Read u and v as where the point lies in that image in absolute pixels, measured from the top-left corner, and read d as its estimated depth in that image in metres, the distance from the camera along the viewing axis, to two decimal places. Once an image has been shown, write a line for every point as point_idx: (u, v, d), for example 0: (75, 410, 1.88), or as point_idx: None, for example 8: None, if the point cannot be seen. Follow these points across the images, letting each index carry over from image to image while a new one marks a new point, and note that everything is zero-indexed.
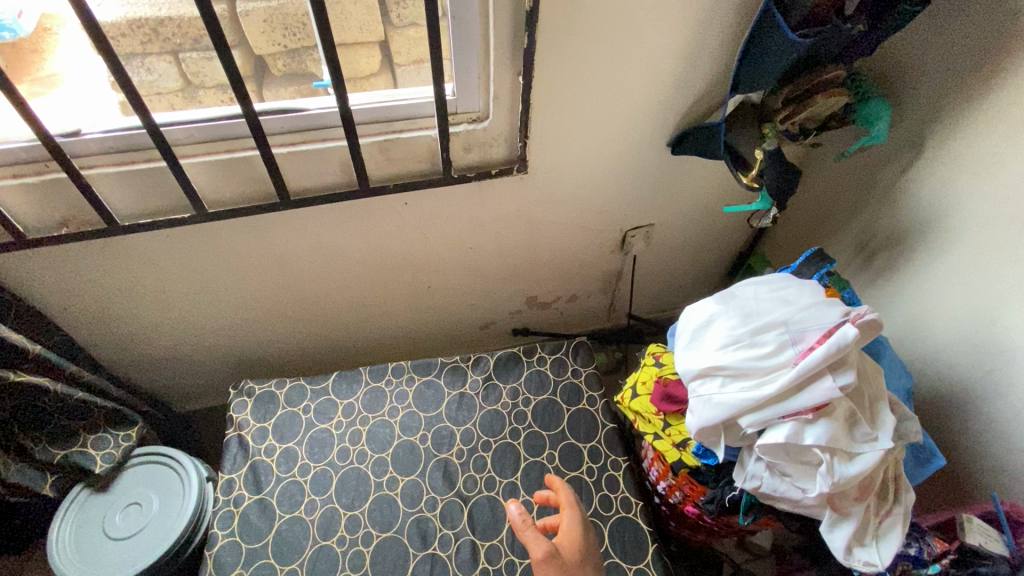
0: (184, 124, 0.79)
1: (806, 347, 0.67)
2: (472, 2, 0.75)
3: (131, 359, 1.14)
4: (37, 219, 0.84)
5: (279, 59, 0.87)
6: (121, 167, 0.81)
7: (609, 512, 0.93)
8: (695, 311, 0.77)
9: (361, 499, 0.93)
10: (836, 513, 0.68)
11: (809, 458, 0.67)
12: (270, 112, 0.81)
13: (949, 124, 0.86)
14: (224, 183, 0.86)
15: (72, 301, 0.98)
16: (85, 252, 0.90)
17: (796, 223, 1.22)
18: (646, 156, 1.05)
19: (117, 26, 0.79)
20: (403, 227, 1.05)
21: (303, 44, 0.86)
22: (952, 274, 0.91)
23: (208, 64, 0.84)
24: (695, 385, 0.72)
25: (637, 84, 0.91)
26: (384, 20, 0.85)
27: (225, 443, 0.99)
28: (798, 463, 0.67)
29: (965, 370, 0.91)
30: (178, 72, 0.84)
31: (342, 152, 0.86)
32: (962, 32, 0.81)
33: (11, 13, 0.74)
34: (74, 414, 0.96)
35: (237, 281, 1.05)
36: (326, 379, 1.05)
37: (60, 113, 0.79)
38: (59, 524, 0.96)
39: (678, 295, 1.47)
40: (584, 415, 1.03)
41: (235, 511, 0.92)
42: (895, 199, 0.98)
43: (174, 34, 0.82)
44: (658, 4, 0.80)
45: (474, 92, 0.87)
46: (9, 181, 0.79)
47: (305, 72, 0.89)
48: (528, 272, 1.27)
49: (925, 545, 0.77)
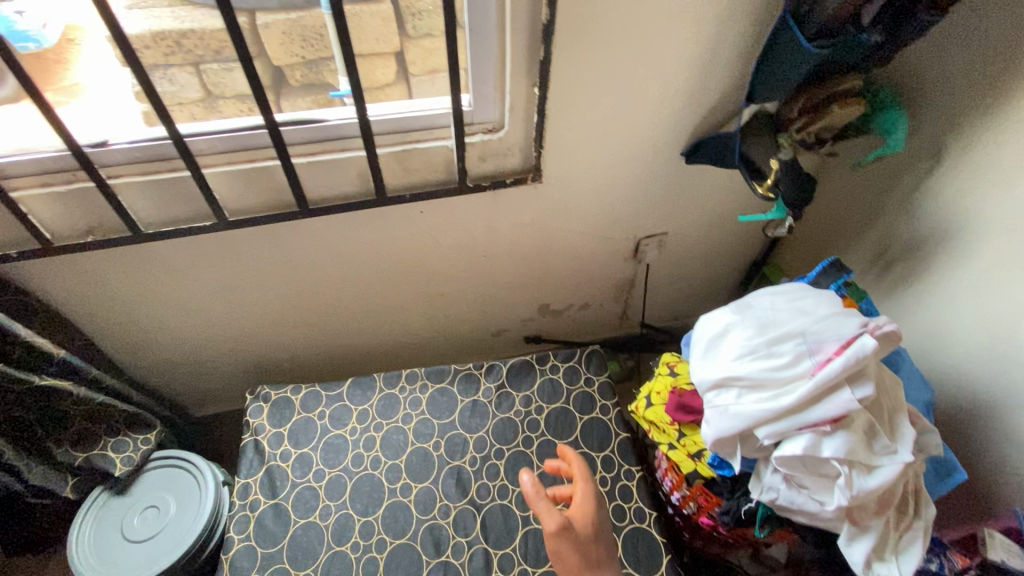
0: (205, 135, 0.81)
1: (825, 359, 0.67)
2: (489, 14, 0.77)
3: (150, 364, 1.16)
4: (63, 226, 0.86)
5: (298, 70, 0.86)
6: (147, 176, 0.83)
7: (623, 522, 0.93)
8: (711, 320, 0.77)
9: (375, 505, 0.93)
10: (854, 527, 0.67)
11: (827, 471, 0.66)
12: (289, 123, 0.83)
13: (968, 134, 0.86)
14: (244, 192, 0.88)
15: (95, 307, 1.00)
16: (109, 258, 0.92)
17: (812, 233, 1.21)
18: (660, 165, 1.05)
19: (141, 38, 0.80)
20: (418, 235, 1.06)
21: (321, 55, 0.85)
22: (972, 284, 0.90)
23: (228, 74, 0.86)
24: (711, 395, 0.72)
25: (651, 94, 0.91)
26: (400, 31, 0.86)
27: (241, 448, 1.00)
28: (816, 475, 0.67)
29: (986, 382, 0.90)
30: (200, 82, 0.87)
31: (360, 161, 0.88)
32: (979, 42, 0.80)
33: (36, 24, 0.75)
34: (95, 418, 0.98)
35: (255, 287, 1.06)
36: (341, 385, 1.05)
37: (86, 124, 0.80)
38: (80, 525, 0.98)
39: (691, 304, 1.46)
40: (597, 424, 1.03)
41: (251, 516, 0.93)
42: (913, 209, 0.97)
43: (196, 46, 0.84)
44: (673, 14, 0.81)
45: (490, 102, 0.88)
46: (38, 189, 0.81)
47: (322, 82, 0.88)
48: (541, 280, 1.27)
49: (946, 560, 0.76)
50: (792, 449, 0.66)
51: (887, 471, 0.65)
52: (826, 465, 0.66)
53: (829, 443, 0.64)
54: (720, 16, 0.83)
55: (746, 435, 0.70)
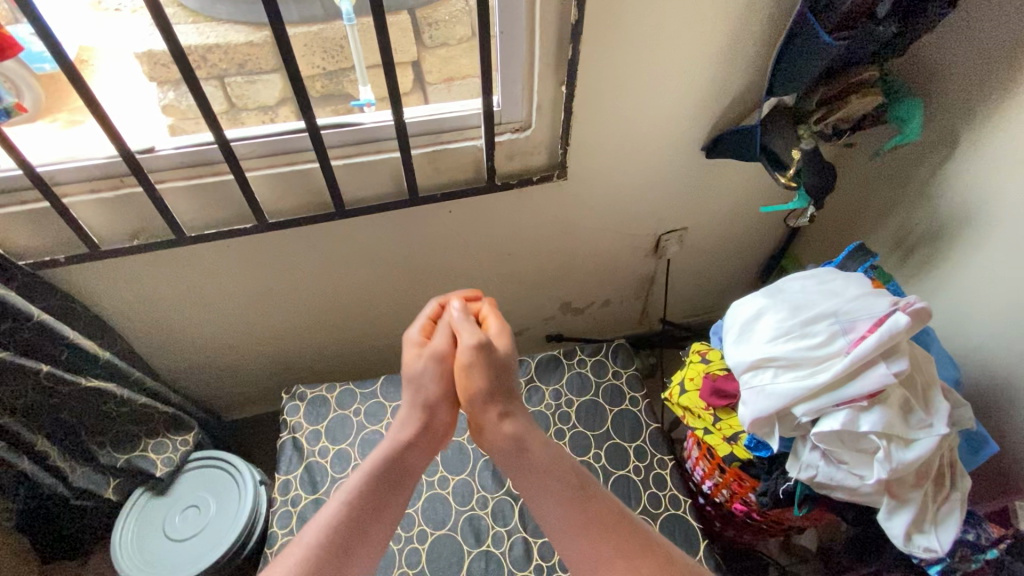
0: (249, 139, 0.84)
1: (859, 337, 0.69)
2: (519, 17, 0.80)
3: (184, 367, 1.19)
4: (109, 230, 0.89)
5: (318, 80, 0.99)
6: (191, 181, 0.86)
7: (659, 509, 0.94)
8: (743, 306, 0.79)
9: (414, 498, 0.95)
10: (894, 500, 0.68)
11: (865, 445, 0.68)
12: (328, 127, 0.87)
13: (983, 119, 0.88)
14: (283, 195, 0.91)
15: (135, 311, 1.03)
16: (151, 262, 0.95)
17: (829, 224, 1.23)
18: (680, 161, 1.08)
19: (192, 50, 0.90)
20: (447, 235, 1.09)
21: (341, 65, 0.98)
22: (994, 266, 0.92)
23: (251, 86, 0.97)
24: (746, 377, 0.74)
25: (673, 90, 0.94)
26: (418, 42, 0.94)
27: (279, 446, 1.02)
28: (854, 450, 0.68)
29: (1012, 363, 0.91)
30: (224, 95, 0.96)
31: (394, 162, 0.91)
32: (993, 29, 0.83)
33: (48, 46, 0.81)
34: (136, 420, 1.00)
35: (289, 289, 1.09)
36: (374, 383, 1.08)
37: (133, 134, 0.85)
38: (123, 523, 1.00)
39: (710, 300, 1.48)
40: (627, 416, 1.05)
41: (293, 511, 0.95)
42: (931, 195, 0.99)
43: (220, 61, 0.93)
44: (694, 14, 0.84)
45: (518, 103, 0.91)
46: (87, 196, 0.84)
47: (341, 92, 1.01)
48: (564, 278, 1.30)
49: (982, 530, 0.77)
50: (830, 425, 0.68)
51: (924, 444, 0.66)
52: (863, 440, 0.68)
53: (866, 416, 0.66)
54: (739, 13, 0.86)
55: (783, 415, 0.72)
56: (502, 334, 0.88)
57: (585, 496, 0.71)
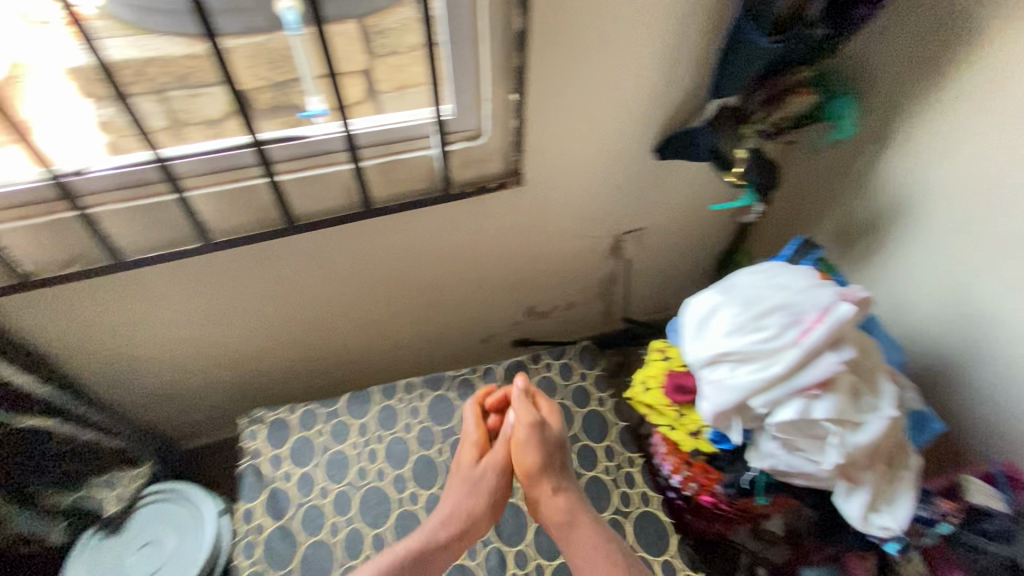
0: (189, 157, 0.80)
1: (808, 327, 0.71)
2: (466, 26, 0.80)
3: (134, 397, 1.13)
4: (40, 259, 0.83)
5: (265, 93, 0.84)
6: (130, 203, 0.81)
7: (630, 507, 0.95)
8: (699, 303, 0.80)
9: (384, 516, 0.93)
10: (849, 482, 0.72)
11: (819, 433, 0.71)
12: (273, 141, 0.82)
13: (912, 115, 0.93)
14: (230, 214, 0.87)
15: (76, 341, 0.97)
16: (90, 289, 0.90)
17: (778, 218, 1.28)
18: (634, 163, 1.10)
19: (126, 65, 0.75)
20: (405, 245, 1.07)
21: (289, 75, 0.83)
22: (930, 253, 0.97)
23: (194, 101, 0.82)
24: (706, 372, 0.76)
25: (623, 95, 0.96)
26: (367, 50, 0.86)
27: (239, 474, 0.98)
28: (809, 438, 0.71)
29: (950, 343, 0.97)
30: (165, 111, 0.82)
31: (346, 176, 0.88)
32: (915, 29, 0.88)
33: None
34: (84, 455, 0.97)
35: (243, 309, 1.05)
36: (338, 401, 1.05)
37: (58, 154, 0.79)
38: (72, 564, 0.94)
39: (670, 296, 1.52)
40: (595, 416, 1.06)
41: (258, 540, 0.91)
42: (869, 188, 1.04)
43: (158, 74, 0.78)
44: (641, 20, 0.85)
45: (470, 111, 0.91)
46: (14, 223, 0.78)
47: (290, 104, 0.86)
48: (526, 282, 1.30)
49: (934, 506, 0.81)
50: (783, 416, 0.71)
51: (872, 427, 0.70)
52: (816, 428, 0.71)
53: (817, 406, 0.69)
54: (682, 18, 0.87)
55: (740, 407, 0.74)
56: (552, 416, 0.96)
57: (627, 562, 0.79)
